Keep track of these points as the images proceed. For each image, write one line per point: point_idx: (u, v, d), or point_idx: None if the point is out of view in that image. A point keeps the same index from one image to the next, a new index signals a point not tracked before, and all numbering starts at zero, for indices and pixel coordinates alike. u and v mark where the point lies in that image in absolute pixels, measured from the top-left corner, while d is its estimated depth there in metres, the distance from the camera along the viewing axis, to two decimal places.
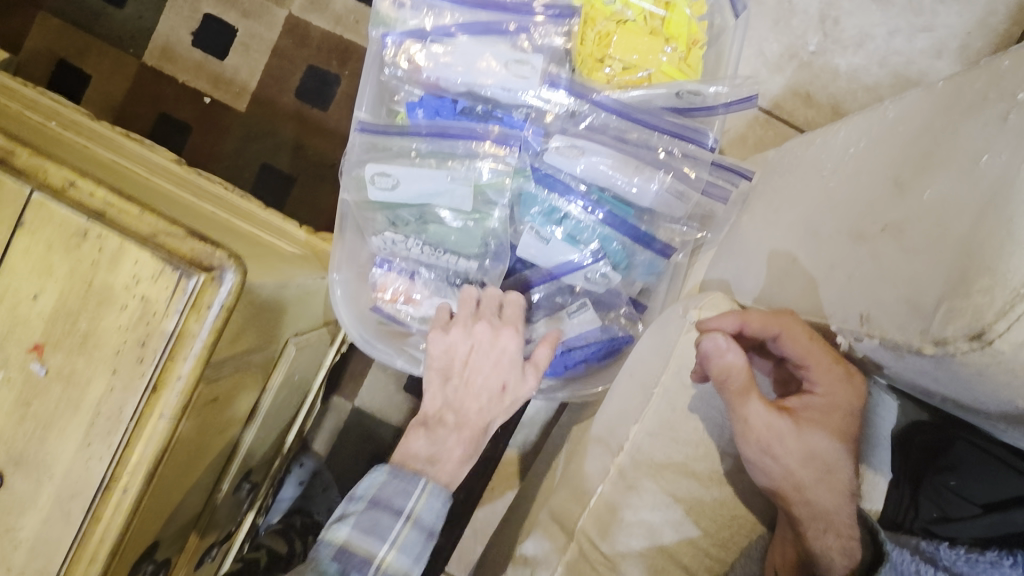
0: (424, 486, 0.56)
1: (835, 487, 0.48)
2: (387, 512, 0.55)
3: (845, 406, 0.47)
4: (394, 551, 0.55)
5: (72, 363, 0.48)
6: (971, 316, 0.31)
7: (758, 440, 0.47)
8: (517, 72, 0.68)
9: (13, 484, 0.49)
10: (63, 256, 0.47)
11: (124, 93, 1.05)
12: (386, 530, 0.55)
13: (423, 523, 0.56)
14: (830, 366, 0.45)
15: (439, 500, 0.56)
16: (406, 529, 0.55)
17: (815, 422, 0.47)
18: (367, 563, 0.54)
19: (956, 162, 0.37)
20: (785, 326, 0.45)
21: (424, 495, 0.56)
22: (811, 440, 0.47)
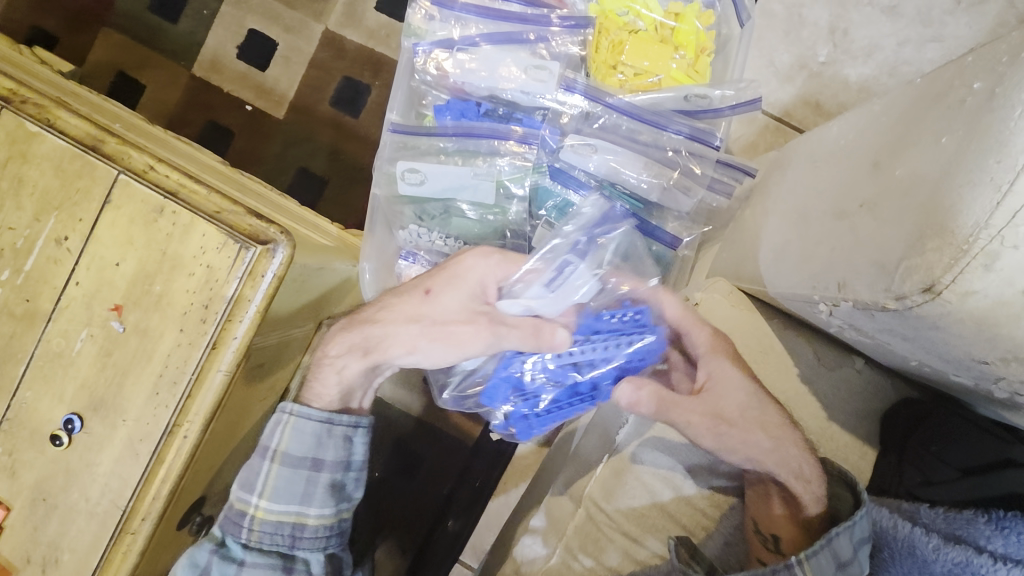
0: (288, 413, 0.65)
1: (772, 426, 0.58)
2: (259, 457, 0.66)
3: (727, 350, 0.60)
4: (268, 499, 0.65)
5: (146, 319, 0.55)
6: (924, 272, 0.36)
7: (702, 423, 0.59)
8: (535, 76, 0.75)
9: (91, 427, 0.57)
10: (142, 229, 0.55)
11: (176, 101, 1.15)
12: (258, 481, 0.65)
13: (286, 460, 0.65)
14: (702, 325, 0.62)
15: (305, 432, 0.65)
16: (274, 469, 0.65)
17: (724, 379, 0.59)
18: (245, 518, 0.65)
19: (923, 141, 0.42)
20: (665, 303, 0.65)
21: (287, 429, 0.65)
22: (736, 395, 0.58)
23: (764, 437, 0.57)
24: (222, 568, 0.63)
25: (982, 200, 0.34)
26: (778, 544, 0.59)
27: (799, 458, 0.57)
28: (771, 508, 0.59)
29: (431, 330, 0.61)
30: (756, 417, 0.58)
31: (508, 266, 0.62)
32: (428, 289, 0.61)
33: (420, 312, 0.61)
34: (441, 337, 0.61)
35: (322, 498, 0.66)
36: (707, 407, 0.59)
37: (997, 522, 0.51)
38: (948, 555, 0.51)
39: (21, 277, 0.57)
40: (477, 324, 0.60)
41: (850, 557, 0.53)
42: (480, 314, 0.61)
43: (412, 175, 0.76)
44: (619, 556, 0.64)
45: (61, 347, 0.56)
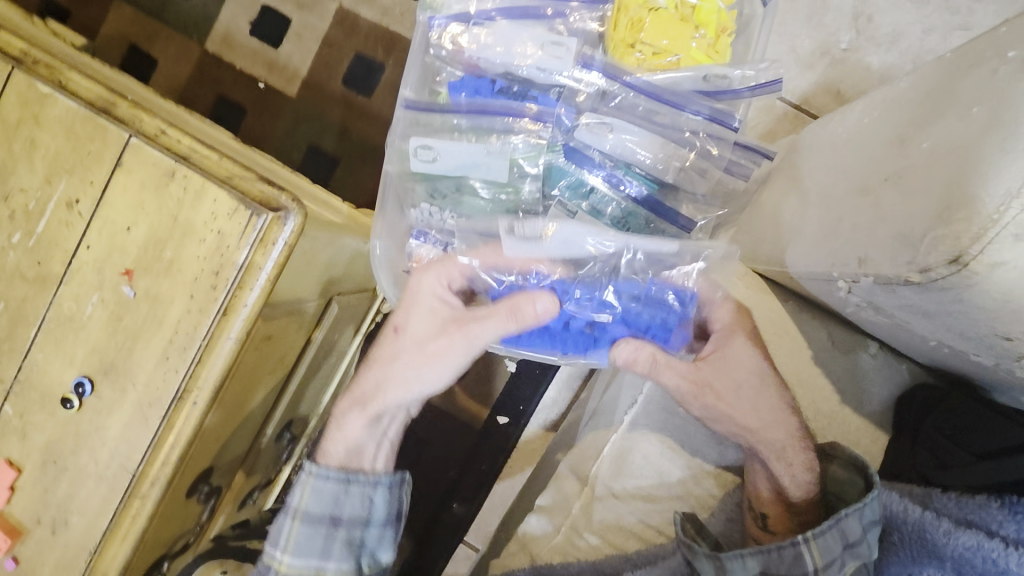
0: (307, 473, 0.62)
1: (766, 405, 0.57)
2: (281, 515, 0.63)
3: (742, 328, 0.59)
4: (289, 554, 0.62)
5: (158, 285, 0.55)
6: (951, 242, 0.35)
7: (697, 398, 0.57)
8: (552, 53, 0.73)
9: (102, 391, 0.57)
10: (154, 194, 0.54)
11: (187, 76, 1.14)
12: (280, 536, 0.63)
13: (309, 517, 0.62)
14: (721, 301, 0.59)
15: (324, 488, 0.62)
16: (294, 527, 0.62)
17: (723, 352, 0.58)
18: (269, 570, 0.63)
19: (953, 114, 0.41)
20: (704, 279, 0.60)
21: (307, 488, 0.62)
22: (736, 370, 0.57)
23: (751, 412, 0.57)
24: None
25: (1013, 167, 0.33)
26: (766, 520, 0.58)
27: (786, 437, 0.56)
28: (760, 489, 0.58)
29: (443, 345, 0.59)
30: (749, 399, 0.57)
31: (445, 265, 0.61)
32: (398, 331, 0.61)
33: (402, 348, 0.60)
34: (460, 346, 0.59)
35: (343, 555, 0.62)
36: (699, 378, 0.57)
37: (1010, 507, 0.50)
38: (959, 539, 0.50)
39: (34, 240, 0.57)
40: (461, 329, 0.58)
41: (858, 538, 0.52)
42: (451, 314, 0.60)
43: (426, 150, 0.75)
44: (624, 536, 0.64)
45: (72, 311, 0.56)
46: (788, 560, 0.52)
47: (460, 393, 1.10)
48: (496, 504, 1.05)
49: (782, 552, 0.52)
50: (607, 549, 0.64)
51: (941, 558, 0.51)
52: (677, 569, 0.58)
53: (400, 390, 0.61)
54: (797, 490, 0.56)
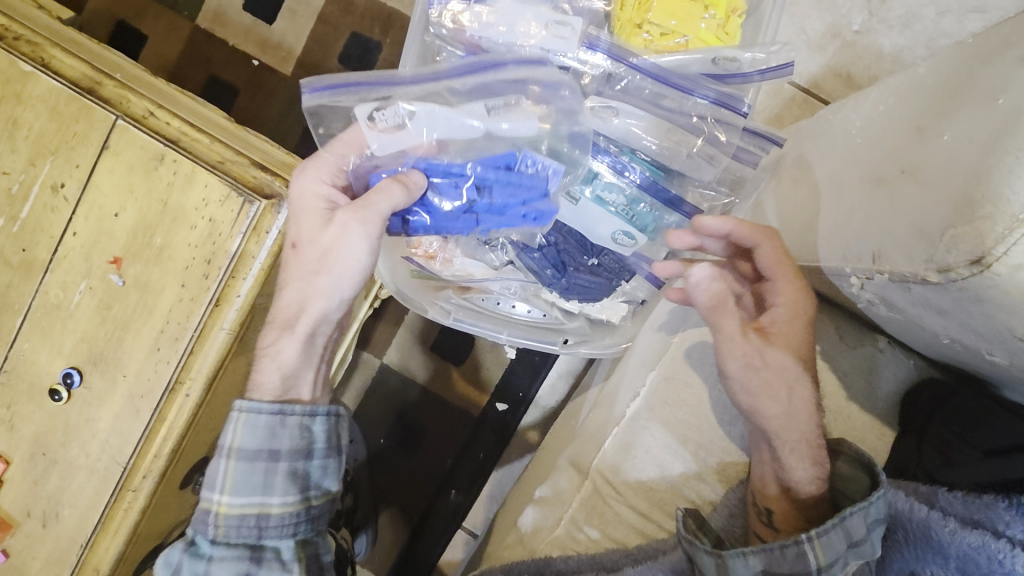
0: (238, 411, 0.51)
1: (789, 398, 0.53)
2: (215, 455, 0.52)
3: (805, 315, 0.53)
4: (230, 493, 0.51)
5: (148, 273, 0.53)
6: (973, 241, 0.33)
7: (742, 355, 0.52)
8: (556, 33, 0.70)
9: (91, 382, 0.55)
10: (142, 178, 0.52)
11: (177, 54, 1.11)
12: (215, 476, 0.51)
13: (246, 455, 0.50)
14: (794, 276, 0.53)
15: (260, 421, 0.51)
16: (231, 467, 0.51)
17: (785, 333, 0.53)
18: (208, 515, 0.51)
19: (976, 101, 0.39)
20: (767, 237, 0.54)
21: (239, 423, 0.51)
22: (783, 351, 0.53)
23: (781, 398, 0.53)
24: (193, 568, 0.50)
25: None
26: (771, 517, 0.55)
27: (809, 431, 0.54)
28: (766, 484, 0.56)
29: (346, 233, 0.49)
30: (785, 381, 0.53)
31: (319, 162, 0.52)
32: (296, 243, 0.50)
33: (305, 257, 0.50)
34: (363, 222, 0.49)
35: (290, 488, 0.52)
36: (756, 340, 0.52)
37: (1018, 508, 0.48)
38: (965, 539, 0.49)
39: (17, 225, 0.55)
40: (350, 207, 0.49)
41: (862, 536, 0.51)
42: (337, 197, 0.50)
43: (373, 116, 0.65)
44: (623, 530, 0.63)
45: (60, 300, 0.55)
46: (791, 559, 0.51)
47: (459, 379, 1.09)
48: (495, 491, 1.07)
49: (784, 550, 0.51)
50: (606, 543, 0.63)
51: (947, 557, 0.50)
52: (678, 564, 0.57)
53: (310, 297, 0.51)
54: (806, 487, 0.55)
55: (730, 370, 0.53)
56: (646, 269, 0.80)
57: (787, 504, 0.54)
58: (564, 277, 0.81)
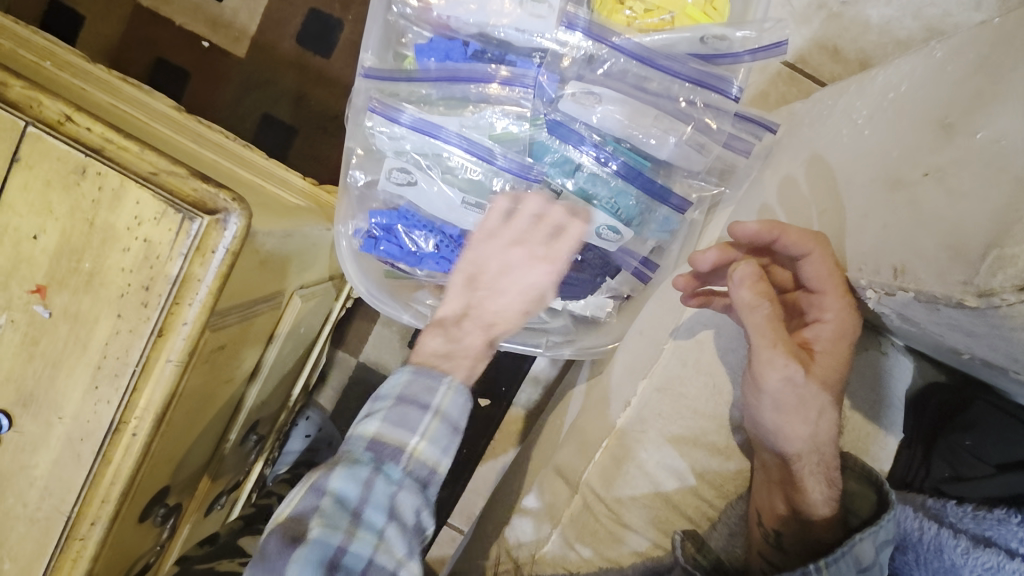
0: (451, 382, 0.55)
1: (808, 419, 0.50)
2: (416, 405, 0.54)
3: (850, 336, 0.48)
4: (425, 442, 0.53)
5: (78, 303, 0.47)
6: (1021, 265, 0.30)
7: (775, 374, 0.48)
8: (533, 11, 0.63)
9: (22, 426, 0.49)
10: (62, 194, 0.45)
11: (119, 35, 1.01)
12: (416, 422, 0.53)
13: (449, 418, 0.55)
14: (844, 292, 0.46)
15: (464, 396, 0.56)
16: (433, 427, 0.54)
17: (829, 354, 0.49)
18: (400, 453, 0.53)
19: (1014, 99, 0.35)
20: (818, 247, 0.46)
21: (450, 391, 0.55)
22: (823, 373, 0.49)
23: (810, 418, 0.50)
24: (377, 495, 0.51)
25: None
26: (779, 538, 0.53)
27: (829, 446, 0.51)
28: (773, 502, 0.53)
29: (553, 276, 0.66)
30: (811, 409, 0.49)
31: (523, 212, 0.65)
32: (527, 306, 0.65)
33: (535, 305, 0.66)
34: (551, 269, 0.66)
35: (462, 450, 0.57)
36: (798, 355, 0.48)
37: None
38: (978, 559, 0.47)
39: None
40: (545, 261, 0.65)
41: (872, 561, 0.48)
42: (544, 259, 0.65)
43: (391, 163, 0.68)
44: (617, 549, 0.60)
45: None
46: None
47: None
48: None
49: None
50: (598, 562, 0.60)
51: None
52: None
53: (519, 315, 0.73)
54: (819, 509, 0.51)
55: (764, 384, 0.49)
56: (633, 264, 0.74)
57: (797, 525, 0.52)
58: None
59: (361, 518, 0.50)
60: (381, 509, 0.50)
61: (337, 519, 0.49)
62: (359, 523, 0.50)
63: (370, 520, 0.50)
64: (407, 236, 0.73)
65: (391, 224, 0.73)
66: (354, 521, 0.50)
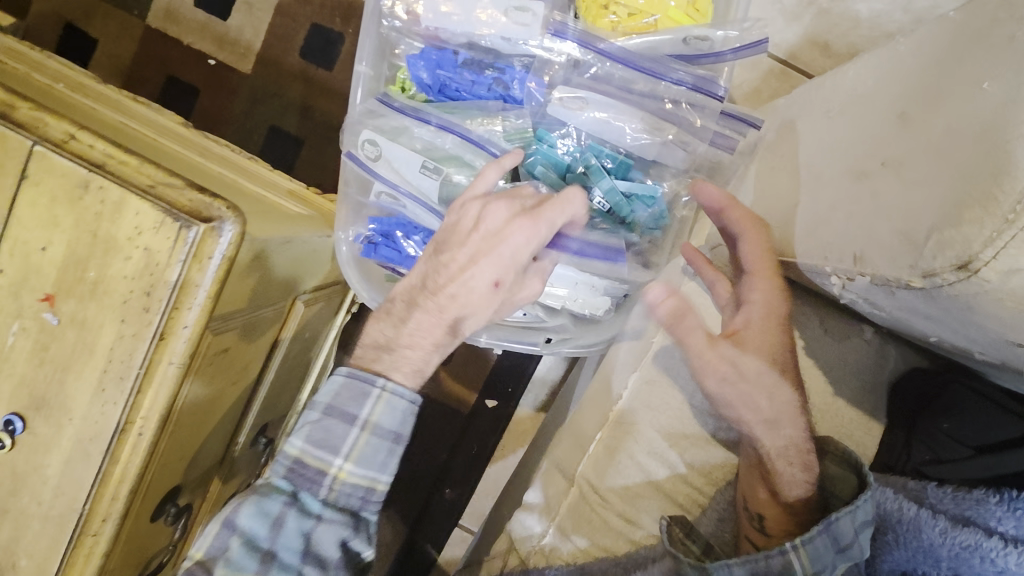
0: (381, 390, 0.54)
1: (772, 399, 0.55)
2: (340, 422, 0.54)
3: (778, 313, 0.56)
4: (352, 462, 0.54)
5: (84, 310, 0.49)
6: (959, 246, 0.31)
7: (711, 353, 0.55)
8: (517, 19, 0.65)
9: (35, 427, 0.52)
10: (67, 208, 0.48)
11: (132, 56, 1.06)
12: (339, 442, 0.54)
13: (382, 429, 0.54)
14: (771, 272, 0.56)
15: (400, 404, 0.54)
16: (361, 440, 0.54)
17: (758, 333, 0.55)
18: (323, 478, 0.53)
19: (962, 89, 0.36)
20: (752, 230, 0.56)
21: (380, 401, 0.54)
22: (755, 358, 0.55)
23: (762, 401, 0.55)
24: (289, 535, 0.51)
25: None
26: (762, 522, 0.56)
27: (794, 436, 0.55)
28: (756, 489, 0.57)
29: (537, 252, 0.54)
30: (763, 387, 0.55)
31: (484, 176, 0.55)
32: (498, 278, 0.53)
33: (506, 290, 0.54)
34: (533, 240, 0.53)
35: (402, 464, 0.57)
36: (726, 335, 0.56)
37: (1009, 503, 0.51)
38: (956, 538, 0.51)
39: None
40: (527, 217, 0.53)
41: (850, 540, 0.52)
42: (526, 215, 0.53)
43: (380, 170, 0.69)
44: (612, 538, 0.62)
45: None
46: (777, 569, 0.52)
47: (447, 378, 1.02)
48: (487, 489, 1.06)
49: (769, 561, 0.52)
50: (595, 552, 0.63)
51: (938, 559, 0.52)
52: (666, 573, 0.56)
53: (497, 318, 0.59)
54: (793, 491, 0.55)
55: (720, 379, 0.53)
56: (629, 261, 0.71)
57: (779, 510, 0.55)
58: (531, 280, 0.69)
59: (274, 560, 0.51)
60: (296, 542, 0.51)
61: (245, 563, 0.50)
62: (270, 563, 0.51)
63: (285, 561, 0.51)
64: (406, 241, 0.74)
65: (390, 230, 0.74)
66: (266, 560, 0.51)
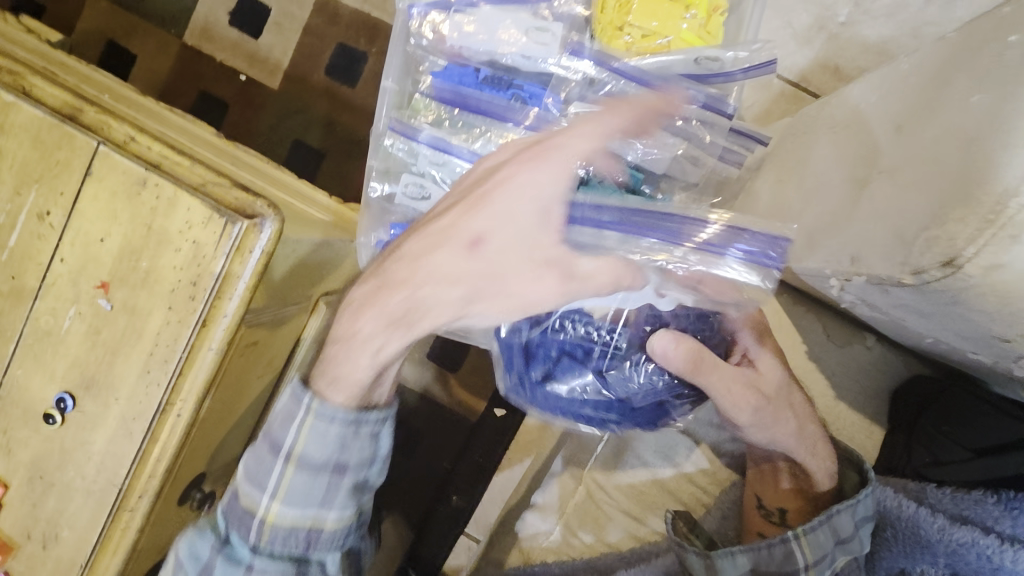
0: (305, 408, 0.54)
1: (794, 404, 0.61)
2: (269, 456, 0.56)
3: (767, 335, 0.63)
4: (280, 501, 0.55)
5: (135, 297, 0.54)
6: (945, 245, 0.34)
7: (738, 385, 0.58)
8: (537, 39, 0.68)
9: (84, 405, 0.56)
10: (125, 203, 0.53)
11: (167, 72, 1.12)
12: (265, 483, 0.55)
13: (308, 461, 0.55)
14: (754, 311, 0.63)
15: (327, 432, 0.54)
16: (289, 472, 0.55)
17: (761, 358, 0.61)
18: (255, 520, 0.55)
19: (954, 102, 0.39)
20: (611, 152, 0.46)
21: (302, 429, 0.54)
22: (776, 371, 0.61)
23: (792, 402, 0.61)
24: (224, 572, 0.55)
25: (1013, 159, 0.32)
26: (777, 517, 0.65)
27: (807, 417, 0.62)
28: (777, 484, 0.66)
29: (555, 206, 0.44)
30: (785, 400, 0.61)
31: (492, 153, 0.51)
32: (471, 242, 0.47)
33: (483, 261, 0.47)
34: (534, 188, 0.45)
35: (346, 497, 0.57)
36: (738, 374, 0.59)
37: (1005, 503, 0.60)
38: (953, 534, 0.60)
39: (6, 254, 0.56)
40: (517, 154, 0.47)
41: (849, 533, 0.59)
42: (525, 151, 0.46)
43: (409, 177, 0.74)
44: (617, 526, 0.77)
45: (50, 325, 0.56)
46: (779, 556, 0.59)
47: (456, 385, 1.04)
48: None
49: (772, 550, 0.59)
50: (599, 545, 0.77)
51: (935, 553, 0.60)
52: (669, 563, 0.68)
53: (487, 313, 0.50)
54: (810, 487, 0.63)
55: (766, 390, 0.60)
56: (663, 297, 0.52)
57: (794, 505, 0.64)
58: (558, 372, 0.58)
59: None
60: None
61: None
62: None
63: None
64: None
65: None
66: None
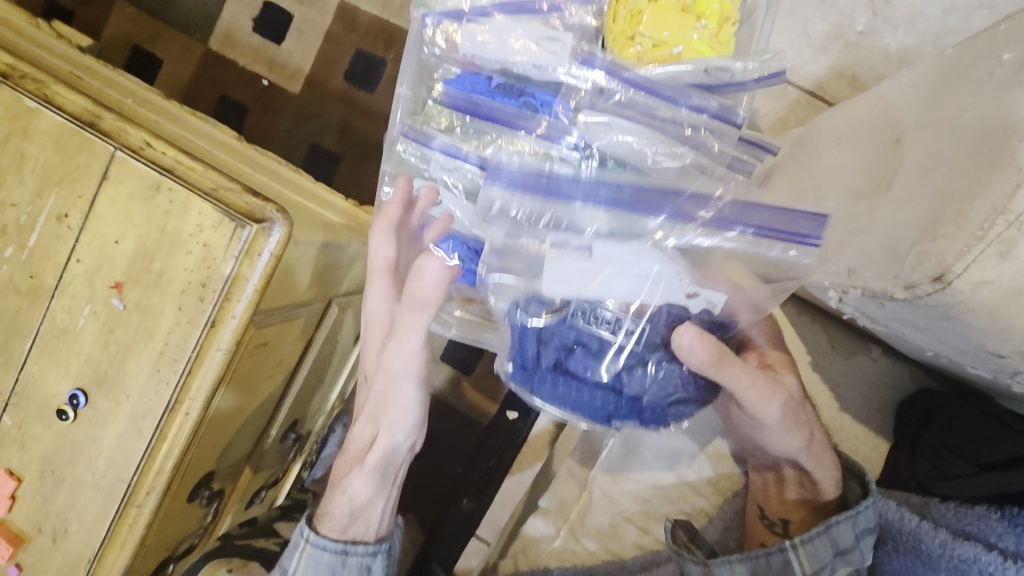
0: (304, 541, 0.67)
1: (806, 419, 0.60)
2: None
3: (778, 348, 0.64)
4: None
5: (147, 297, 0.55)
6: (935, 260, 0.37)
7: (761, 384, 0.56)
8: (548, 49, 0.68)
9: (96, 402, 0.58)
10: (140, 206, 0.54)
11: (189, 76, 1.15)
12: None
13: None
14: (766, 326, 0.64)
15: (320, 557, 0.66)
16: None
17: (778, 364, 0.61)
18: None
19: (948, 119, 0.42)
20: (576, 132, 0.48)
21: (303, 556, 0.67)
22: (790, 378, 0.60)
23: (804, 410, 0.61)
24: None
25: (1001, 182, 0.34)
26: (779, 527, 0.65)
27: (815, 423, 0.62)
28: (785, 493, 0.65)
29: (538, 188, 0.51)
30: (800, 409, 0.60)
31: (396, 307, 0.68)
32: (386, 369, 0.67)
33: (383, 378, 0.67)
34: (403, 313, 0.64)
35: None
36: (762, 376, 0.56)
37: (1009, 519, 0.57)
38: (955, 550, 0.57)
39: (26, 253, 0.58)
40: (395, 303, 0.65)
41: (850, 544, 0.59)
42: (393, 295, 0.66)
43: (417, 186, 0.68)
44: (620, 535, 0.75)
45: (65, 323, 0.57)
46: (776, 565, 0.59)
47: (470, 387, 1.06)
48: None
49: (770, 558, 0.60)
50: (602, 554, 0.77)
51: (936, 569, 0.59)
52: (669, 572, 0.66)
53: (398, 409, 0.67)
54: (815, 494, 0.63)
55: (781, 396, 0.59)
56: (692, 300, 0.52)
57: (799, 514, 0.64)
58: (571, 365, 0.53)
59: None
60: None
61: None
62: None
63: None
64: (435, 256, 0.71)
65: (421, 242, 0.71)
66: None
